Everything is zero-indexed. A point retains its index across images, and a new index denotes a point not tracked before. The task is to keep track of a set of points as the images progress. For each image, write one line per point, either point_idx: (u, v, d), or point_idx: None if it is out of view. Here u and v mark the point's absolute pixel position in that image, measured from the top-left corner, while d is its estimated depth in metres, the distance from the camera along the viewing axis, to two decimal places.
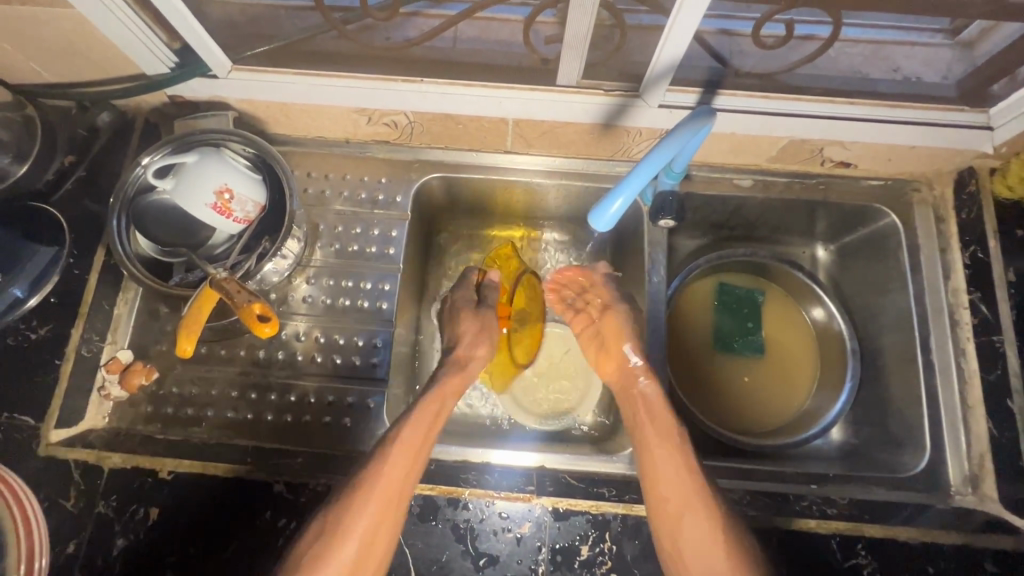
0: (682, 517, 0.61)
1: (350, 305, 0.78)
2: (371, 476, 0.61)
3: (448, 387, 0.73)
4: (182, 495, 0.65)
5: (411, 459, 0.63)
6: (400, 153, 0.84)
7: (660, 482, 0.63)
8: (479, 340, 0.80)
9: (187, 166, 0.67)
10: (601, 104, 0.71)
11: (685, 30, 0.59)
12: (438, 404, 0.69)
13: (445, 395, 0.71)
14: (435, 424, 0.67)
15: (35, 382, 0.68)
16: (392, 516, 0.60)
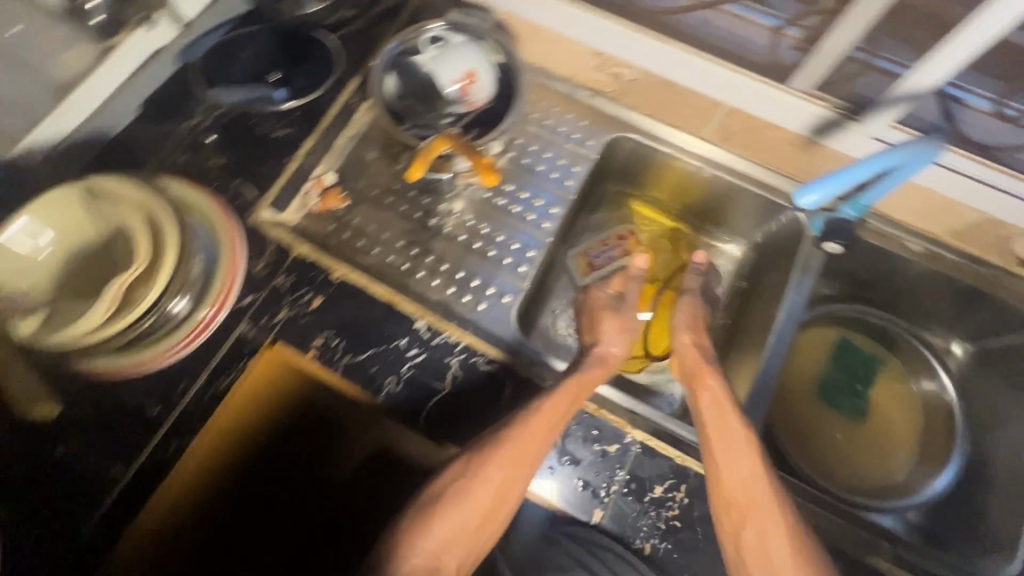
0: (749, 499, 0.63)
1: (518, 212, 0.87)
2: (488, 460, 0.64)
3: (587, 378, 0.69)
4: (342, 297, 0.75)
5: (530, 446, 0.64)
6: (609, 108, 0.89)
7: (727, 484, 0.63)
8: (618, 335, 0.80)
9: (452, 45, 0.79)
10: (817, 115, 0.76)
11: (938, 69, 0.67)
12: (570, 397, 0.67)
13: (580, 385, 0.69)
14: (557, 417, 0.66)
15: (267, 168, 0.81)
16: (498, 506, 0.65)
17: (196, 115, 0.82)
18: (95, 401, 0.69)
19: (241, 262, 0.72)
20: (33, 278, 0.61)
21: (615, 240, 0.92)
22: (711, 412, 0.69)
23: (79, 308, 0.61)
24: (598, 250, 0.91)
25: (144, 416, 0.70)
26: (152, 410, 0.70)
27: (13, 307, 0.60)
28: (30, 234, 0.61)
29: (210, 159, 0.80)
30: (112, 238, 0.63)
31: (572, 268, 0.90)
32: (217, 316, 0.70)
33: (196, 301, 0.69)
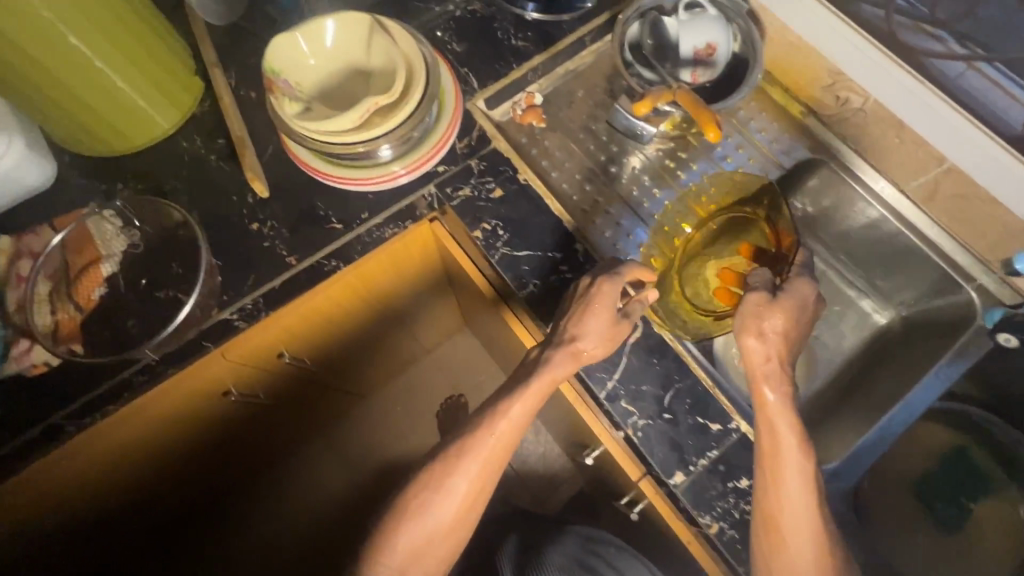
0: (797, 513, 0.62)
1: (695, 191, 0.89)
2: (457, 469, 0.68)
3: (560, 375, 0.67)
4: (520, 198, 0.80)
5: (501, 442, 0.68)
6: (818, 128, 0.90)
7: (788, 505, 0.61)
8: (598, 328, 0.68)
9: (703, 14, 0.82)
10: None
11: None
12: (540, 393, 0.67)
13: (552, 382, 0.67)
14: (527, 415, 0.68)
15: (494, 67, 0.89)
16: (468, 510, 0.69)
17: (451, 5, 0.92)
18: (291, 200, 0.79)
19: (445, 142, 0.81)
20: (303, 74, 0.71)
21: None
22: (767, 435, 0.63)
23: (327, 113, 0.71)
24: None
25: (324, 227, 0.78)
26: (333, 226, 0.78)
27: (284, 89, 0.70)
28: (317, 38, 0.71)
29: (450, 44, 0.90)
30: (373, 71, 0.72)
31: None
32: (401, 177, 0.79)
33: (395, 156, 0.78)
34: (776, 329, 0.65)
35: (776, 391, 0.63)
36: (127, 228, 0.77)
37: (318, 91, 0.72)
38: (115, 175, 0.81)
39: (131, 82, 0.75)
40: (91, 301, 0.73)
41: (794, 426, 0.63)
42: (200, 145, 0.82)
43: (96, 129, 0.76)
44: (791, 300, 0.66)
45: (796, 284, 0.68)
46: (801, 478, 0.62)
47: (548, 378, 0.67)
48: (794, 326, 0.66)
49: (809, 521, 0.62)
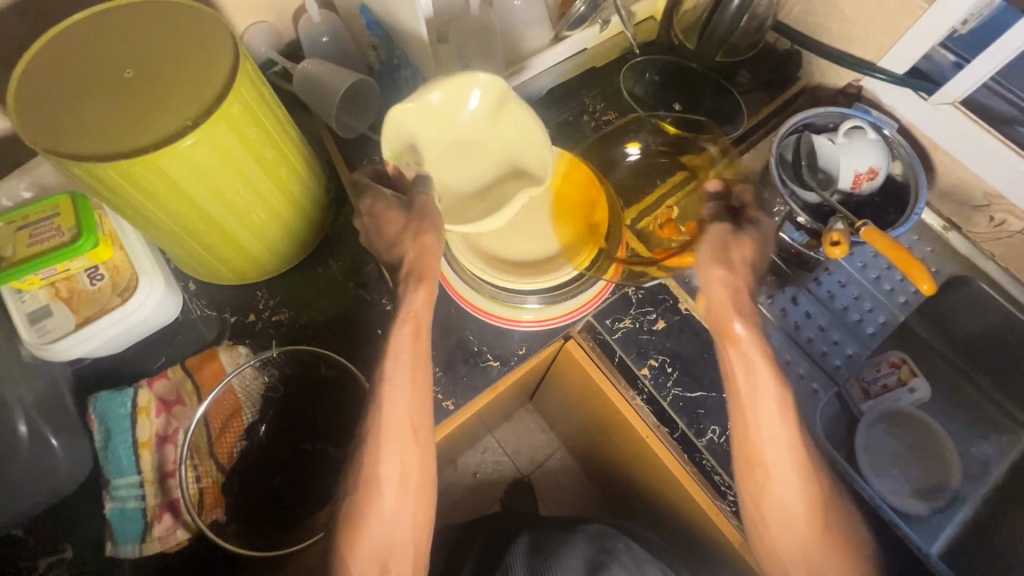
0: (765, 431, 0.65)
1: (848, 312, 0.86)
2: (378, 456, 0.62)
3: (420, 308, 0.64)
4: (685, 330, 0.77)
5: (405, 413, 0.62)
6: (964, 245, 0.88)
7: (763, 432, 0.65)
8: (427, 260, 0.64)
9: (860, 136, 0.80)
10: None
11: None
12: (411, 335, 0.64)
13: (417, 317, 0.64)
14: (415, 372, 0.63)
15: (637, 182, 0.86)
16: (421, 487, 0.64)
17: (583, 115, 0.89)
18: (442, 332, 0.75)
19: (598, 300, 0.76)
20: (433, 156, 0.69)
21: (887, 367, 0.85)
22: (738, 367, 0.67)
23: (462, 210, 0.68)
24: (870, 374, 0.86)
25: (480, 365, 0.74)
26: (489, 363, 0.74)
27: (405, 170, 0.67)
28: (450, 104, 0.67)
29: (587, 158, 0.87)
30: (512, 155, 0.70)
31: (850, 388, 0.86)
32: (524, 322, 0.75)
33: (542, 301, 0.74)
34: (739, 256, 0.68)
35: (742, 323, 0.67)
36: (264, 367, 0.68)
37: (451, 178, 0.69)
38: (246, 305, 0.74)
39: (265, 216, 0.67)
40: (232, 458, 0.67)
41: (764, 356, 0.67)
42: (338, 270, 0.77)
43: (226, 262, 0.69)
44: (753, 232, 0.70)
45: (758, 216, 0.71)
46: (773, 408, 0.66)
47: (411, 317, 0.64)
48: (760, 258, 0.70)
49: (787, 449, 0.65)
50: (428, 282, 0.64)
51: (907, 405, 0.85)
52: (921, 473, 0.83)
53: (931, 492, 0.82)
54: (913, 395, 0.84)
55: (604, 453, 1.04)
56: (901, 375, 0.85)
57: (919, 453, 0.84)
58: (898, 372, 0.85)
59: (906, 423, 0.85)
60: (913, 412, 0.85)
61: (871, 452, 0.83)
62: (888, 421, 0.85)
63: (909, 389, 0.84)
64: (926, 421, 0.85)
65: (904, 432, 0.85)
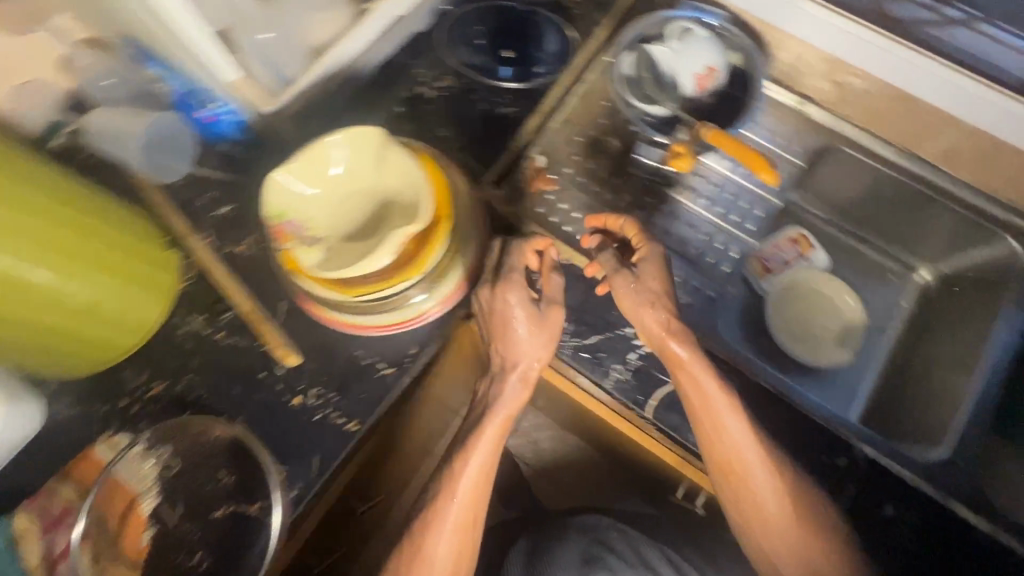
0: (739, 454, 0.65)
1: (724, 212, 0.90)
2: (429, 536, 0.66)
3: (512, 411, 0.69)
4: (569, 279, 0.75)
5: (468, 510, 0.66)
6: (818, 115, 0.90)
7: (737, 453, 0.65)
8: (540, 345, 0.68)
9: (692, 37, 0.79)
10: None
11: None
12: (496, 436, 0.68)
13: (506, 421, 0.69)
14: (488, 465, 0.68)
15: (491, 142, 0.82)
16: None
17: (419, 86, 0.84)
18: (326, 355, 0.70)
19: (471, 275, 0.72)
20: (319, 214, 0.62)
21: (787, 245, 0.90)
22: (688, 389, 0.67)
23: (350, 250, 0.61)
24: (775, 256, 0.89)
25: (373, 376, 0.70)
26: (383, 371, 0.70)
27: (295, 234, 0.61)
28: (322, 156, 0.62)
29: (435, 130, 0.82)
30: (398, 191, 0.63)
31: (753, 274, 0.89)
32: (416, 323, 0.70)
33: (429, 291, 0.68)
34: (657, 286, 0.69)
35: (681, 344, 0.67)
36: (154, 449, 0.65)
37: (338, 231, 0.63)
38: (112, 390, 0.69)
39: (67, 315, 0.59)
40: (143, 549, 0.64)
41: (712, 374, 0.67)
42: (201, 326, 0.72)
43: (66, 356, 0.63)
44: (653, 260, 0.72)
45: (647, 246, 0.73)
46: (740, 425, 0.66)
47: (500, 420, 0.68)
48: (666, 275, 0.71)
49: (759, 464, 0.65)
50: (530, 385, 0.69)
51: (809, 273, 0.91)
52: (830, 322, 0.90)
53: (844, 337, 0.89)
54: (812, 266, 0.90)
55: (556, 412, 1.05)
56: (801, 250, 0.90)
57: (822, 310, 0.90)
58: (799, 248, 0.90)
59: (806, 287, 0.91)
60: (809, 273, 0.91)
61: (780, 323, 0.88)
62: (790, 291, 0.90)
63: (808, 261, 0.90)
64: (821, 277, 0.91)
65: (805, 296, 0.90)
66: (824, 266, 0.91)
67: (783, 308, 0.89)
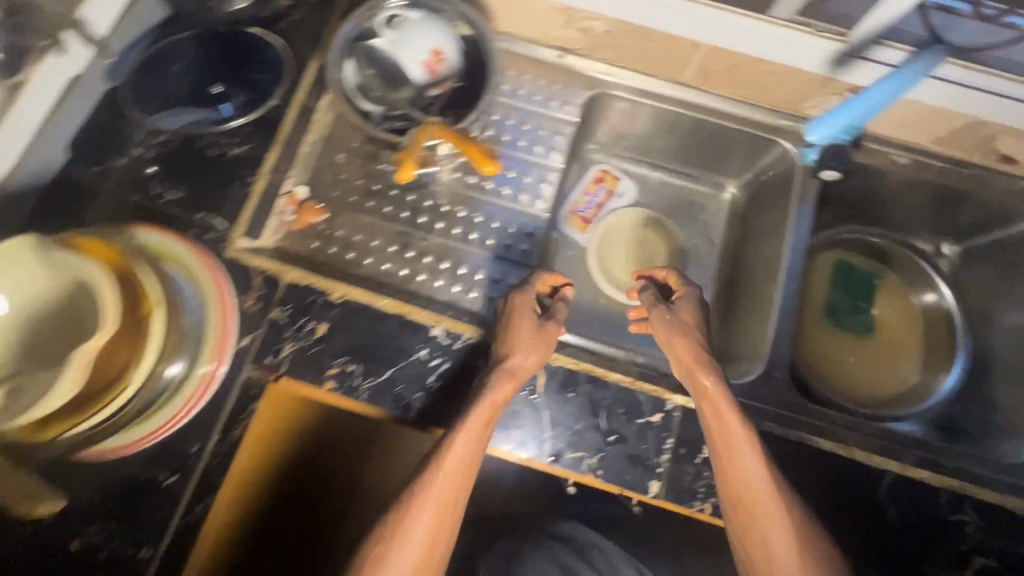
0: (735, 455, 0.61)
1: (509, 194, 0.84)
2: (411, 512, 0.57)
3: (496, 401, 0.63)
4: (348, 317, 0.69)
5: (434, 523, 0.57)
6: (580, 64, 0.87)
7: (736, 459, 0.61)
8: (532, 346, 0.66)
9: (409, 23, 0.71)
10: (828, 52, 0.73)
11: None
12: (476, 436, 0.61)
13: (488, 413, 0.62)
14: (465, 468, 0.59)
15: (232, 190, 0.73)
16: None
17: (131, 149, 0.72)
18: (94, 487, 0.62)
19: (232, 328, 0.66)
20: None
21: (594, 187, 0.97)
22: (711, 419, 0.63)
23: (37, 380, 0.52)
24: (585, 202, 0.97)
25: (155, 491, 0.63)
26: (166, 481, 0.63)
27: None
28: None
29: (161, 194, 0.72)
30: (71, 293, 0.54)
31: (571, 228, 0.96)
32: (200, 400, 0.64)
33: (192, 360, 0.64)
34: (691, 320, 0.72)
35: (712, 376, 0.64)
36: None
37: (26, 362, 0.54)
38: None
39: None
40: None
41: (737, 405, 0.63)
42: None
43: None
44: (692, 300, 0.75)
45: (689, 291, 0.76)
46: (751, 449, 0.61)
47: (483, 408, 0.62)
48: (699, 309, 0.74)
49: (766, 483, 0.60)
50: (512, 377, 0.64)
51: (623, 207, 0.98)
52: (655, 248, 0.97)
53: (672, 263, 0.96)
54: (625, 199, 0.99)
55: None
56: (608, 188, 0.98)
57: (642, 241, 0.97)
58: (606, 186, 0.98)
59: (622, 226, 0.97)
60: (622, 212, 0.99)
61: (609, 273, 0.95)
62: (609, 237, 0.97)
63: (618, 196, 0.98)
64: (631, 211, 0.98)
65: (624, 235, 0.97)
66: (635, 194, 0.99)
67: (606, 258, 0.95)
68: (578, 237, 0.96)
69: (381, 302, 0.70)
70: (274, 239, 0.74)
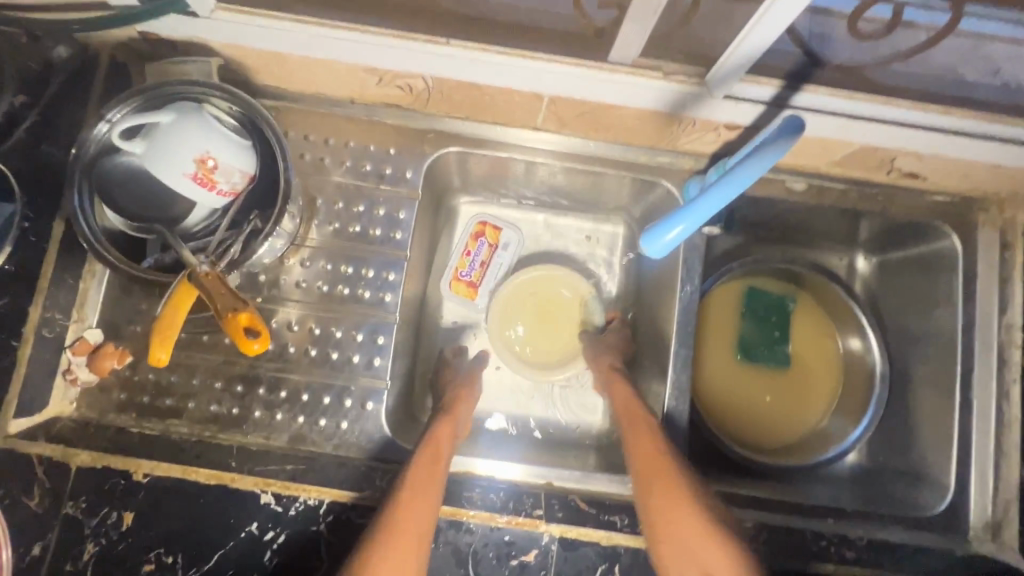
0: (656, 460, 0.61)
1: (349, 294, 0.70)
2: (378, 549, 0.52)
3: (443, 441, 0.62)
4: (159, 500, 0.59)
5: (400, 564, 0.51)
6: (415, 119, 0.72)
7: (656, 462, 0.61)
8: (460, 395, 0.71)
9: (159, 129, 0.56)
10: (679, 93, 0.59)
11: (775, 25, 0.48)
12: (432, 464, 0.59)
13: (439, 443, 0.62)
14: (427, 496, 0.57)
15: None
16: None
17: None
18: None
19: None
20: None
21: (474, 244, 0.82)
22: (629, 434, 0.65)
23: None
24: (467, 264, 0.82)
25: None
26: None
27: None
28: None
29: None
30: None
31: (455, 296, 0.82)
32: None
33: None
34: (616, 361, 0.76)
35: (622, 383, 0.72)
36: None
37: None
38: None
39: None
40: None
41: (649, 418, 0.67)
42: None
43: None
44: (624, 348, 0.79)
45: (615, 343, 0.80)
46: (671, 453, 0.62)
47: (433, 444, 0.61)
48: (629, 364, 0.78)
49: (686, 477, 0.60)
50: (453, 417, 0.66)
51: (510, 262, 0.83)
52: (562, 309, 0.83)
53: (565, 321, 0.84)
54: (510, 251, 0.83)
55: None
56: (489, 241, 0.83)
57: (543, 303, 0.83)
58: (487, 239, 0.83)
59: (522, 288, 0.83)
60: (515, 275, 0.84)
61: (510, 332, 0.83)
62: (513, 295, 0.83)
63: (502, 249, 0.83)
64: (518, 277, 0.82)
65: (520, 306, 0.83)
66: (522, 244, 0.84)
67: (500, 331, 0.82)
68: (465, 306, 0.82)
69: (197, 474, 0.60)
70: (69, 403, 0.65)
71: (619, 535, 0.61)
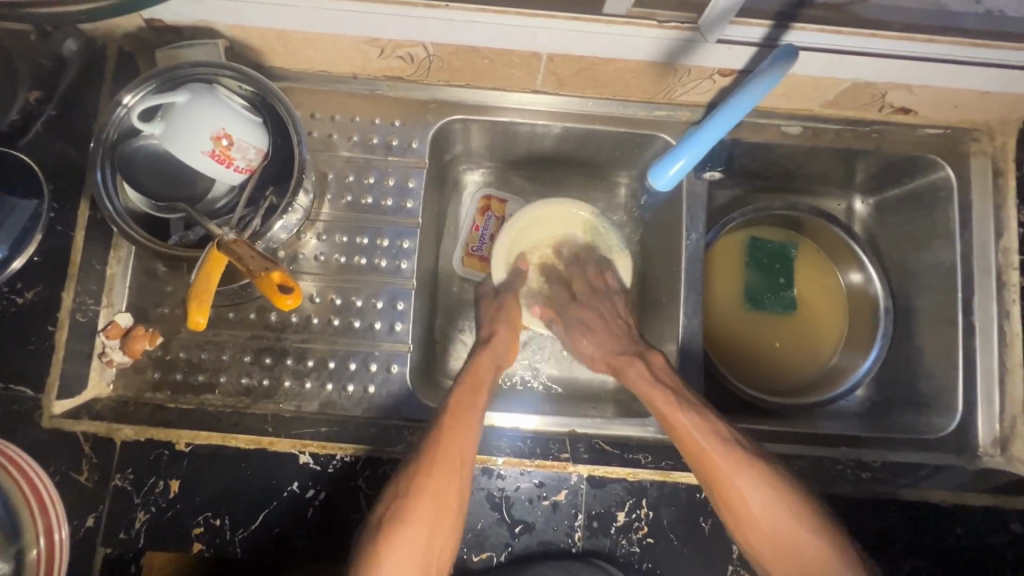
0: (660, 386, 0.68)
1: (366, 264, 0.72)
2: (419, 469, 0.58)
3: (482, 371, 0.69)
4: (201, 467, 0.61)
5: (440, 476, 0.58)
6: (415, 90, 0.74)
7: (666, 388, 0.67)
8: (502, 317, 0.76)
9: (175, 109, 0.58)
10: (674, 40, 0.61)
11: None
12: (471, 392, 0.65)
13: (478, 372, 0.69)
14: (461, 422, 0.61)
15: (25, 351, 0.61)
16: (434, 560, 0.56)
17: None
18: None
19: (51, 502, 0.57)
20: None
21: (482, 218, 0.84)
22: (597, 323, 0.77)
23: None
24: (476, 238, 0.84)
25: None
26: None
27: None
28: None
29: None
30: None
31: (470, 271, 0.83)
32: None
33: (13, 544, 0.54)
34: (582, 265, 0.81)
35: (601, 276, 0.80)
36: None
37: None
38: None
39: None
40: None
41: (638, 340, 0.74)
42: None
43: None
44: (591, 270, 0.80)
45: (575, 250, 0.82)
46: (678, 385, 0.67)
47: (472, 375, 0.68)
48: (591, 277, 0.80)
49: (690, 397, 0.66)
50: (494, 344, 0.73)
51: None
52: None
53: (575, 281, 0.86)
54: None
55: None
56: (497, 214, 0.84)
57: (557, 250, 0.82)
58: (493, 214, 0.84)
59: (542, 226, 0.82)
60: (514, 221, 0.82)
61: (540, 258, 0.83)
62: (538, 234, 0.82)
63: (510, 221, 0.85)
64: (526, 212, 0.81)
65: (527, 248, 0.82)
66: None
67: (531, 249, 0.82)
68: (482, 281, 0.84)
69: (235, 440, 0.62)
70: (107, 385, 0.67)
71: (643, 470, 0.64)
